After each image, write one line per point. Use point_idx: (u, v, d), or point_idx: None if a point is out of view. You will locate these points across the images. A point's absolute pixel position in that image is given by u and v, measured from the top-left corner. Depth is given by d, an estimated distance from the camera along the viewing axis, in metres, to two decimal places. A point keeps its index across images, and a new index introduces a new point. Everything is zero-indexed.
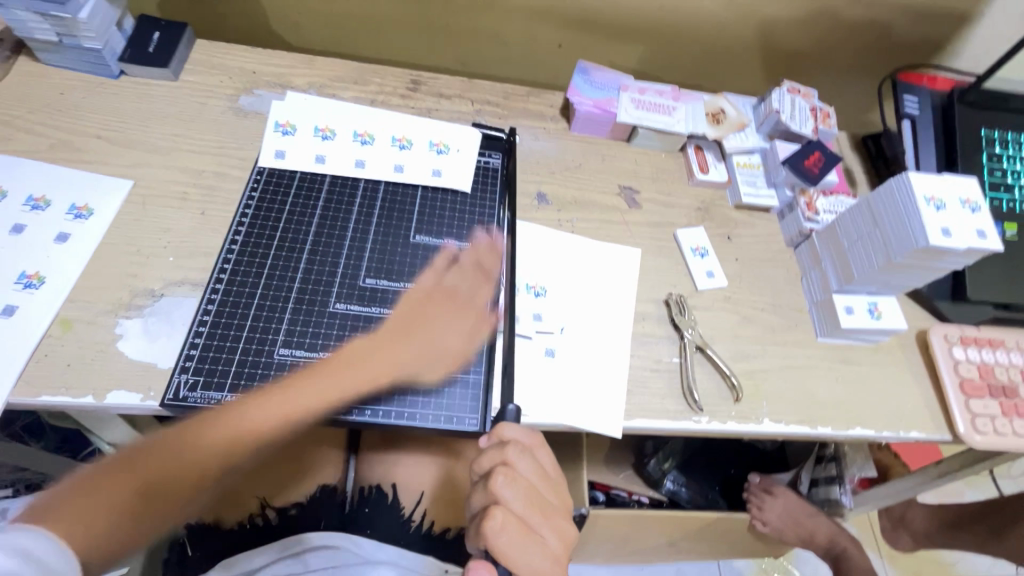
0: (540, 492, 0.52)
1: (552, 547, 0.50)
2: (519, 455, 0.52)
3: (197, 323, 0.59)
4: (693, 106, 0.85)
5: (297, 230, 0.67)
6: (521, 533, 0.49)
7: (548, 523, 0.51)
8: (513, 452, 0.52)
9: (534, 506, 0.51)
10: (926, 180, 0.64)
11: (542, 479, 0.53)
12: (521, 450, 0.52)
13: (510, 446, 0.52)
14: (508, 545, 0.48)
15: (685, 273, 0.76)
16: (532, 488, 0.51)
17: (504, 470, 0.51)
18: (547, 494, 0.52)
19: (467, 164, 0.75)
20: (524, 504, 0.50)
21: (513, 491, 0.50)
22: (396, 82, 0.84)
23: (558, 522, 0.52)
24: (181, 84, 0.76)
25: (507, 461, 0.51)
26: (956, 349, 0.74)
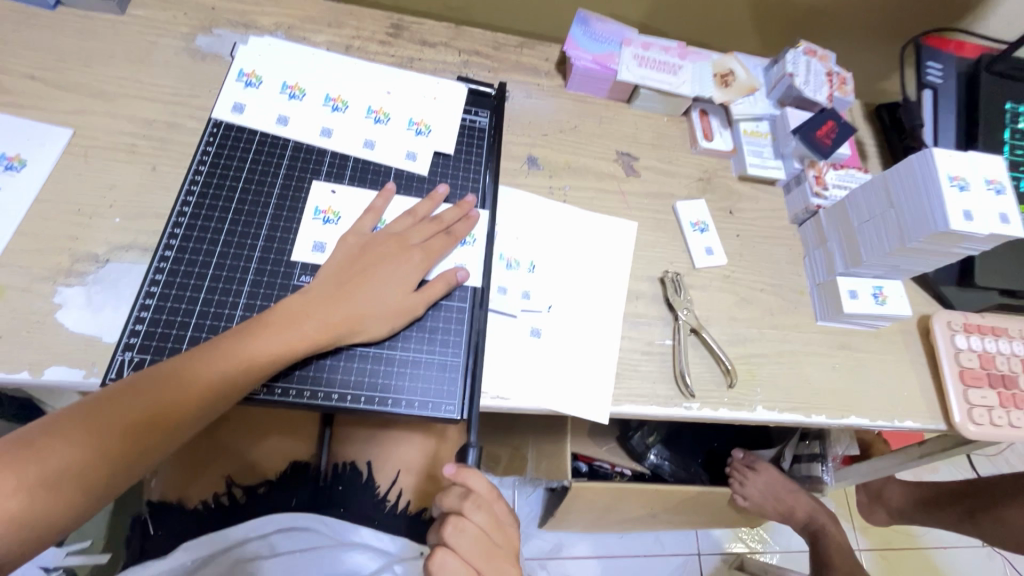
0: (494, 542, 0.49)
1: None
2: (475, 507, 0.48)
3: (143, 296, 0.53)
4: (700, 65, 0.78)
5: (255, 188, 0.60)
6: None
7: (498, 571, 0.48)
8: (470, 500, 0.49)
9: (484, 557, 0.47)
10: (948, 157, 0.59)
11: (499, 528, 0.49)
12: (479, 499, 0.49)
13: (468, 494, 0.49)
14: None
15: (684, 249, 0.71)
16: (484, 538, 0.48)
17: (455, 516, 0.48)
18: (503, 544, 0.49)
19: (450, 122, 0.68)
20: (472, 553, 0.47)
21: (460, 539, 0.47)
22: (375, 26, 0.75)
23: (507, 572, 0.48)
24: (128, 20, 0.67)
25: (461, 510, 0.48)
26: (960, 336, 0.71)
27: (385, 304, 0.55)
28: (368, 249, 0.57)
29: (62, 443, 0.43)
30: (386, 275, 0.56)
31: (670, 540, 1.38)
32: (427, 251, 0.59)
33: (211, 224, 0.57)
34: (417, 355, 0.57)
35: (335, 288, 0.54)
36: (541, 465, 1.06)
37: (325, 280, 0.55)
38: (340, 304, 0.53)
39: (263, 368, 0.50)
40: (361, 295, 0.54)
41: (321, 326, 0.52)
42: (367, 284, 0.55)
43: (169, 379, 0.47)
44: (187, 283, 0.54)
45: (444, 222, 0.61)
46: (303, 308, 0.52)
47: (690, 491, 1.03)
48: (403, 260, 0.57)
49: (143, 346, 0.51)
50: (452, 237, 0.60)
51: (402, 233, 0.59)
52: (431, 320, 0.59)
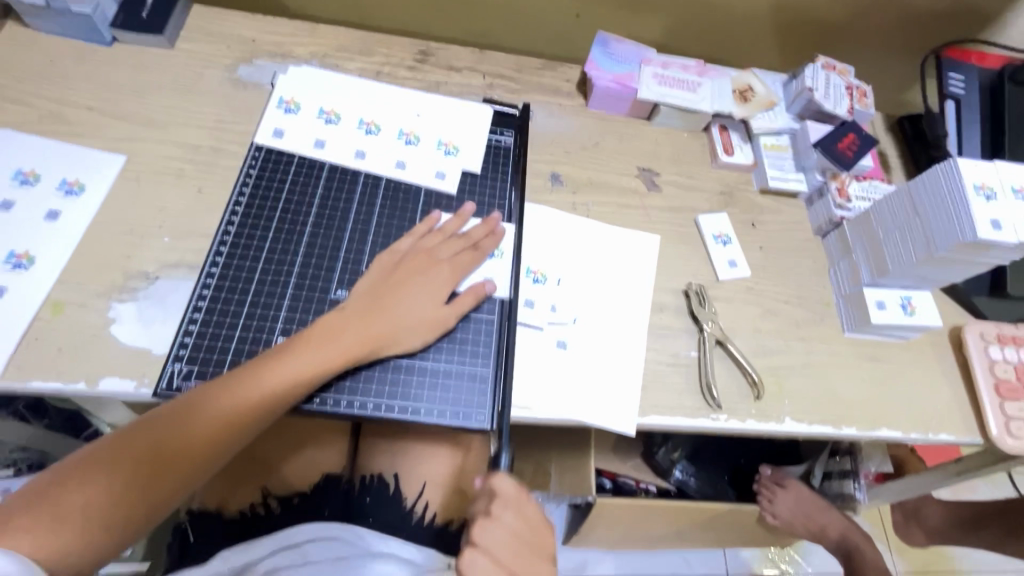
0: (531, 495, 0.52)
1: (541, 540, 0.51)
2: (503, 507, 0.50)
3: (191, 310, 0.56)
4: (720, 83, 0.80)
5: (294, 207, 0.63)
6: (509, 531, 0.50)
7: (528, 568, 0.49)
8: (497, 503, 0.50)
9: (526, 511, 0.51)
10: (974, 167, 0.59)
11: (528, 525, 0.51)
12: (506, 501, 0.50)
13: (494, 498, 0.50)
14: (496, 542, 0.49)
15: (706, 261, 0.72)
16: (522, 491, 0.52)
17: (484, 517, 0.50)
18: (533, 541, 0.50)
19: (476, 143, 0.71)
20: (504, 551, 0.49)
21: (489, 537, 0.49)
22: (403, 53, 0.79)
23: (549, 524, 0.52)
24: (177, 53, 0.72)
25: (490, 510, 0.50)
26: (993, 347, 0.70)
27: (414, 318, 0.57)
28: (400, 267, 0.59)
29: (120, 463, 0.45)
30: (418, 291, 0.58)
31: (697, 559, 1.36)
32: (456, 266, 0.61)
33: (253, 242, 0.60)
34: (448, 366, 0.59)
35: (370, 305, 0.56)
36: (565, 480, 1.06)
37: (359, 295, 0.57)
38: (373, 319, 0.55)
39: (302, 384, 0.52)
40: (394, 310, 0.56)
41: (358, 341, 0.54)
42: (397, 298, 0.57)
43: (212, 400, 0.49)
44: (235, 297, 0.57)
45: (470, 239, 0.63)
46: (337, 325, 0.55)
47: (717, 506, 1.01)
48: (431, 276, 0.59)
49: (192, 356, 0.54)
50: (477, 252, 0.63)
51: (430, 249, 0.61)
52: (461, 333, 0.61)
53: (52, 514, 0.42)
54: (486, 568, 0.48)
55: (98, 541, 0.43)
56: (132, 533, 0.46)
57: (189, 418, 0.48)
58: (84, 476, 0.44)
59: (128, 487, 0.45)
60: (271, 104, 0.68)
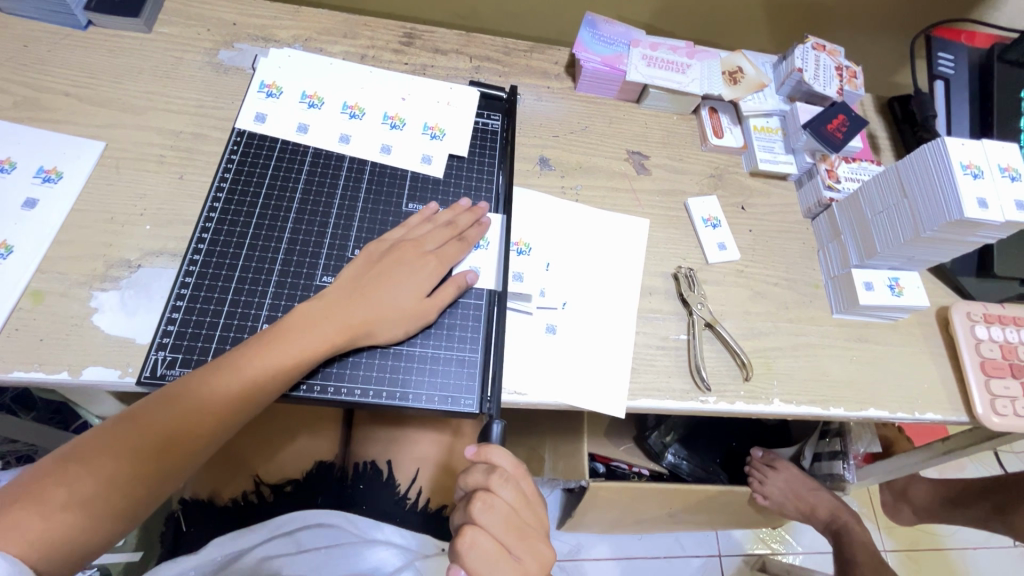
0: (522, 517, 0.48)
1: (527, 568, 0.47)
2: (503, 482, 0.48)
3: (174, 298, 0.55)
4: (710, 64, 0.79)
5: (277, 192, 0.62)
6: (496, 556, 0.46)
7: (526, 547, 0.47)
8: (496, 478, 0.48)
9: (516, 534, 0.47)
10: (961, 146, 0.58)
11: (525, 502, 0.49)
12: (505, 476, 0.48)
13: (494, 472, 0.48)
14: (481, 567, 0.45)
15: (696, 244, 0.72)
16: (512, 513, 0.47)
17: (482, 494, 0.47)
18: (530, 519, 0.49)
19: (462, 127, 0.70)
20: (503, 529, 0.47)
21: (490, 515, 0.47)
22: (389, 36, 0.78)
23: (536, 544, 0.48)
24: (155, 37, 0.70)
25: (490, 485, 0.48)
26: (979, 327, 0.71)
27: (399, 306, 0.56)
28: (386, 255, 0.58)
29: (104, 454, 0.45)
30: (404, 280, 0.57)
31: (690, 541, 1.38)
32: (443, 255, 0.60)
33: (236, 228, 0.60)
34: (436, 352, 0.59)
35: (355, 294, 0.56)
36: (559, 465, 1.07)
37: (345, 283, 0.56)
38: (358, 308, 0.55)
39: (286, 373, 0.51)
40: (380, 298, 0.56)
41: (343, 328, 0.54)
42: (382, 287, 0.56)
43: (194, 391, 0.49)
44: (219, 284, 0.57)
45: (457, 228, 0.62)
46: (321, 313, 0.54)
47: (709, 489, 1.03)
48: (417, 266, 0.58)
49: (176, 345, 0.54)
50: (464, 241, 0.62)
51: (417, 237, 0.60)
52: (449, 319, 0.60)
53: (34, 508, 0.41)
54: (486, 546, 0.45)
55: (79, 532, 0.43)
56: (117, 525, 0.45)
57: (173, 408, 0.48)
58: (67, 468, 0.44)
59: (111, 478, 0.45)
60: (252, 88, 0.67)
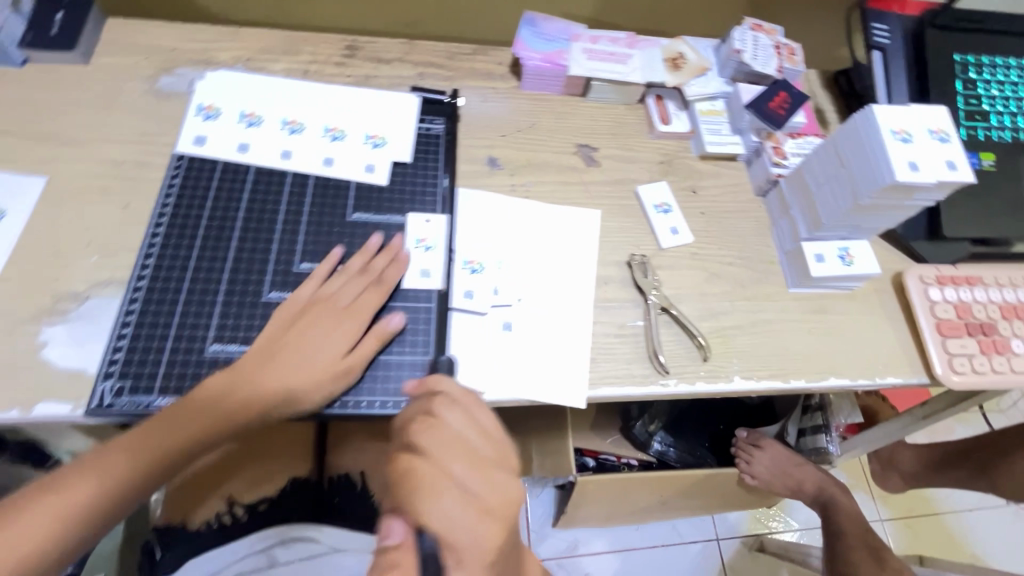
0: (472, 442, 0.38)
1: (489, 503, 0.33)
2: (446, 405, 0.41)
3: (120, 326, 0.55)
4: (651, 53, 0.80)
5: (220, 214, 0.62)
6: (426, 480, 0.34)
7: (482, 475, 0.35)
8: (439, 405, 0.42)
9: (466, 455, 0.36)
10: (890, 112, 0.59)
11: (477, 430, 0.39)
12: (449, 403, 0.42)
13: (436, 404, 0.42)
14: (420, 493, 0.33)
15: (649, 230, 0.73)
16: (457, 435, 0.38)
17: (423, 421, 0.40)
18: (488, 448, 0.38)
19: (403, 134, 0.70)
20: (447, 452, 0.36)
21: (430, 436, 0.38)
22: (330, 50, 0.78)
23: (495, 472, 0.35)
24: (93, 69, 0.70)
25: (432, 410, 0.41)
26: (933, 289, 0.72)
27: (315, 365, 0.55)
28: (306, 312, 0.58)
29: (50, 498, 0.47)
30: (319, 341, 0.56)
31: (686, 527, 1.38)
32: (360, 310, 0.59)
33: (180, 252, 0.60)
34: (389, 358, 0.59)
35: (274, 355, 0.55)
36: (547, 463, 1.08)
37: (265, 342, 0.56)
38: (274, 370, 0.54)
39: (223, 425, 0.52)
40: (300, 355, 0.55)
41: (259, 395, 0.53)
42: (300, 347, 0.55)
43: (136, 441, 0.51)
44: (166, 308, 0.57)
45: (372, 272, 0.61)
46: (249, 369, 0.54)
47: (694, 472, 1.03)
48: (333, 325, 0.57)
49: (124, 372, 0.54)
50: (383, 287, 0.61)
51: (335, 292, 0.59)
52: (400, 324, 0.61)
53: None
54: (423, 465, 0.35)
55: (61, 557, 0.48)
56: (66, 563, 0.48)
57: (119, 457, 0.50)
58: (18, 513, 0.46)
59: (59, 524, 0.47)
60: (191, 112, 0.68)
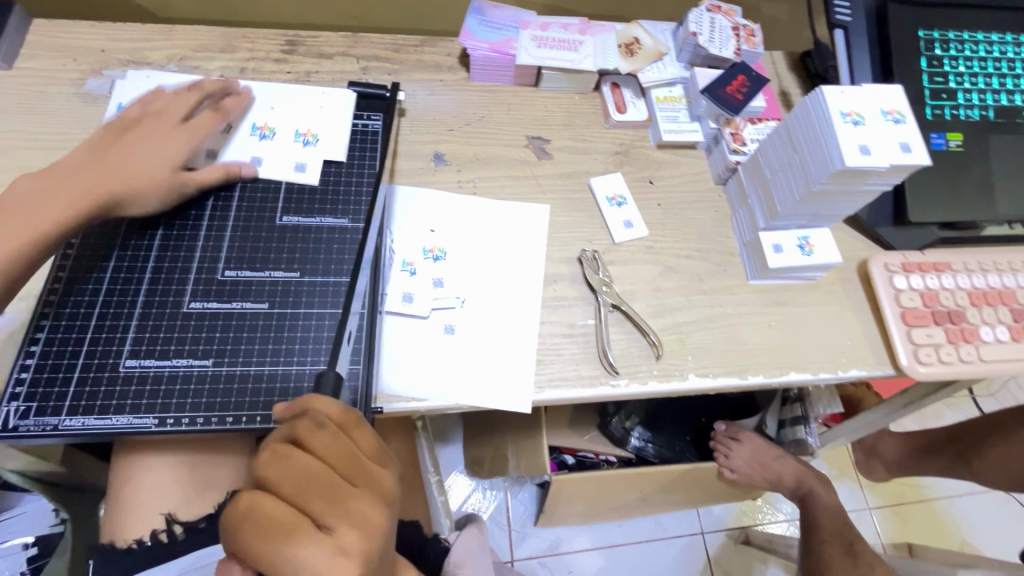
0: (336, 475, 0.36)
1: (341, 544, 0.33)
2: (309, 430, 0.36)
3: (29, 343, 0.53)
4: (604, 38, 0.77)
5: (139, 221, 0.59)
6: (281, 526, 0.33)
7: (336, 516, 0.34)
8: (303, 424, 0.36)
9: (317, 497, 0.34)
10: (841, 93, 0.56)
11: (340, 456, 0.36)
12: (315, 424, 0.37)
13: (301, 419, 0.37)
14: (259, 543, 0.33)
15: (602, 224, 0.70)
16: (317, 471, 0.35)
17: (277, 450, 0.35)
18: (348, 478, 0.36)
19: (336, 130, 0.67)
20: (297, 493, 0.34)
21: (281, 476, 0.34)
22: (269, 46, 0.75)
23: (354, 509, 0.35)
24: (17, 72, 0.67)
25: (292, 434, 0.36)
26: (898, 277, 0.69)
27: (151, 154, 0.58)
28: (123, 130, 0.59)
29: None
30: (143, 147, 0.58)
31: (671, 521, 1.36)
32: (192, 130, 0.61)
33: (95, 263, 0.57)
34: (315, 368, 0.55)
35: (101, 153, 0.57)
36: (520, 463, 1.06)
37: (85, 152, 0.57)
38: (110, 162, 0.57)
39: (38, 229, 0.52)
40: (135, 148, 0.58)
41: (84, 192, 0.54)
42: (119, 148, 0.58)
43: None
44: (78, 323, 0.54)
45: (206, 93, 0.64)
46: (72, 164, 0.56)
47: (668, 469, 1.01)
48: (161, 135, 0.59)
49: (32, 393, 0.51)
50: (218, 112, 0.63)
51: (163, 108, 0.61)
52: (329, 330, 0.57)
53: None
54: (268, 513, 0.33)
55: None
56: None
57: None
58: None
59: None
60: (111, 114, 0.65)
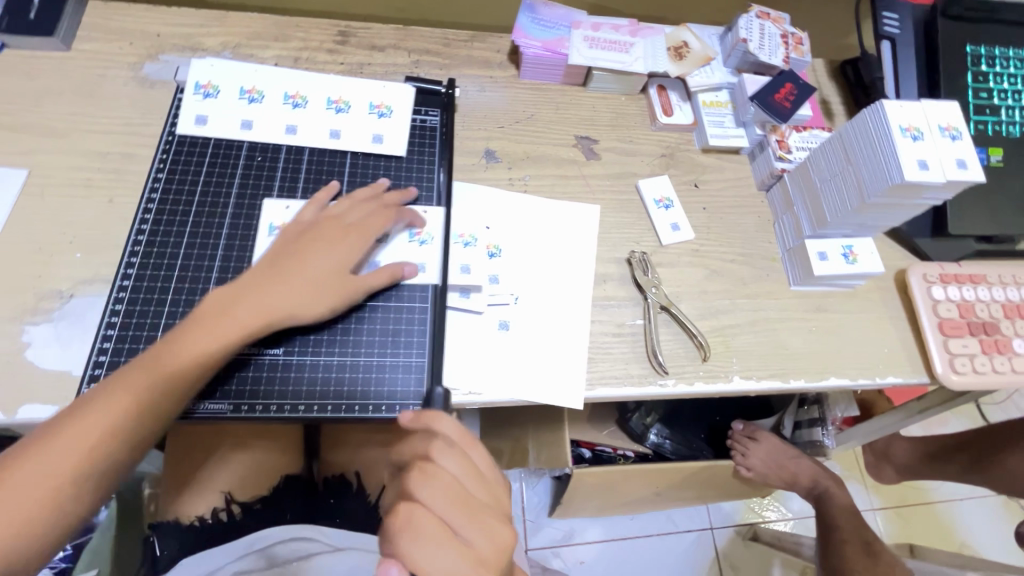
0: (467, 488, 0.43)
1: (478, 547, 0.40)
2: (445, 449, 0.44)
3: (104, 328, 0.54)
4: (654, 41, 0.78)
5: (207, 209, 0.60)
6: (431, 528, 0.40)
7: (475, 523, 0.41)
8: (439, 445, 0.44)
9: (460, 506, 0.41)
10: (900, 108, 0.57)
11: (470, 473, 0.44)
12: (448, 445, 0.45)
13: (436, 441, 0.45)
14: (414, 547, 0.39)
15: (649, 226, 0.71)
16: (455, 484, 0.42)
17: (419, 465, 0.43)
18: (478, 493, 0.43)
19: (401, 120, 0.68)
20: (443, 503, 0.41)
21: (428, 484, 0.41)
22: (322, 36, 0.75)
23: (490, 523, 0.41)
24: (74, 55, 0.67)
25: (430, 454, 0.44)
26: (936, 288, 0.70)
27: (321, 283, 0.54)
28: (303, 235, 0.57)
29: (24, 464, 0.44)
30: (321, 260, 0.55)
31: (681, 516, 1.39)
32: (361, 228, 0.58)
33: (165, 248, 0.58)
34: (381, 360, 0.57)
35: (269, 271, 0.54)
36: (542, 455, 1.08)
37: (265, 260, 0.55)
38: (282, 285, 0.53)
39: (224, 351, 0.50)
40: (309, 269, 0.54)
41: (258, 315, 0.52)
42: (303, 267, 0.54)
43: (112, 385, 0.47)
44: (153, 308, 0.55)
45: (379, 198, 0.62)
46: (249, 286, 0.53)
47: (690, 465, 1.03)
48: (337, 241, 0.57)
49: (110, 378, 0.52)
50: (388, 216, 0.60)
51: (337, 215, 0.59)
52: (394, 324, 0.59)
53: None
54: (422, 516, 0.40)
55: (66, 521, 0.45)
56: (50, 547, 0.45)
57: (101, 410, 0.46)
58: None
59: (46, 502, 0.44)
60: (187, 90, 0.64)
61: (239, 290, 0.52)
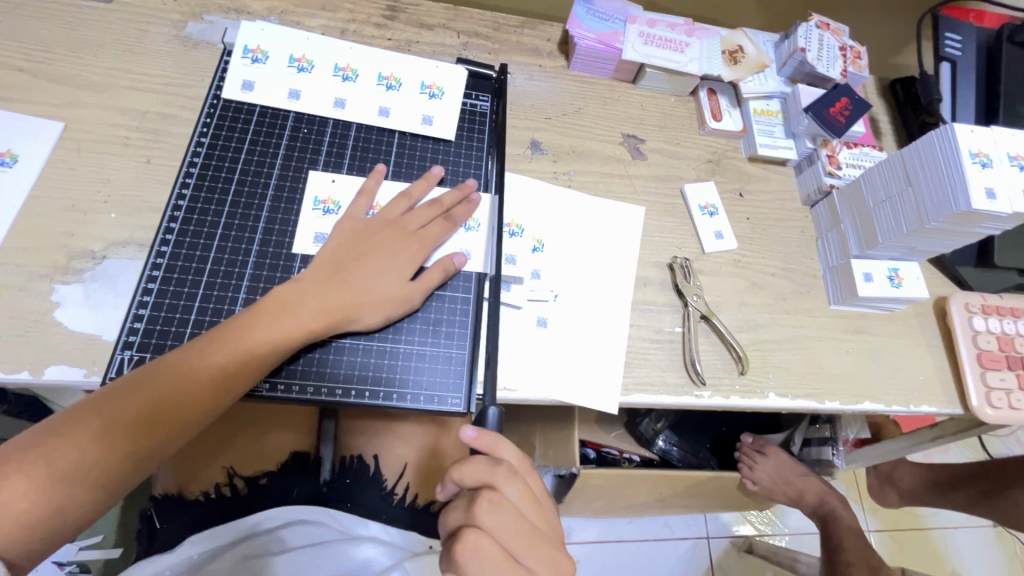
0: (528, 518, 0.45)
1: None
2: (509, 478, 0.45)
3: (140, 294, 0.52)
4: (710, 42, 0.75)
5: (250, 180, 0.58)
6: (499, 562, 0.43)
7: (536, 553, 0.44)
8: (503, 472, 0.45)
9: (523, 538, 0.44)
10: (970, 133, 0.56)
11: (529, 502, 0.46)
12: (511, 471, 0.46)
13: (500, 467, 0.46)
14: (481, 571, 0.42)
15: (692, 233, 0.69)
16: (520, 515, 0.45)
17: (486, 493, 0.44)
18: (537, 520, 0.46)
19: (451, 103, 0.66)
20: (508, 531, 0.44)
21: (494, 515, 0.44)
22: (371, 9, 0.73)
23: (548, 552, 0.45)
24: (116, 7, 0.65)
25: (494, 482, 0.45)
26: (977, 318, 0.69)
27: (380, 290, 0.53)
28: (363, 234, 0.56)
29: (72, 439, 0.42)
30: (379, 267, 0.54)
31: (679, 523, 1.39)
32: (423, 239, 0.57)
33: (205, 217, 0.56)
34: (421, 349, 0.56)
35: (330, 274, 0.53)
36: (549, 453, 1.07)
37: (324, 258, 0.54)
38: (339, 289, 0.52)
39: (276, 348, 0.49)
40: (368, 274, 0.53)
41: (314, 316, 0.51)
42: (361, 270, 0.53)
43: (164, 369, 0.46)
44: (192, 278, 0.54)
45: (442, 207, 0.59)
46: (307, 284, 0.52)
47: (700, 475, 1.02)
48: (398, 247, 0.56)
49: (143, 345, 0.50)
50: (450, 221, 0.59)
51: (396, 220, 0.57)
52: (435, 313, 0.57)
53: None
54: (489, 547, 0.42)
55: (87, 509, 0.43)
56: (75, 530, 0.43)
57: (148, 395, 0.45)
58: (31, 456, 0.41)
59: (82, 484, 0.42)
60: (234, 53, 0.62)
61: (296, 286, 0.51)
